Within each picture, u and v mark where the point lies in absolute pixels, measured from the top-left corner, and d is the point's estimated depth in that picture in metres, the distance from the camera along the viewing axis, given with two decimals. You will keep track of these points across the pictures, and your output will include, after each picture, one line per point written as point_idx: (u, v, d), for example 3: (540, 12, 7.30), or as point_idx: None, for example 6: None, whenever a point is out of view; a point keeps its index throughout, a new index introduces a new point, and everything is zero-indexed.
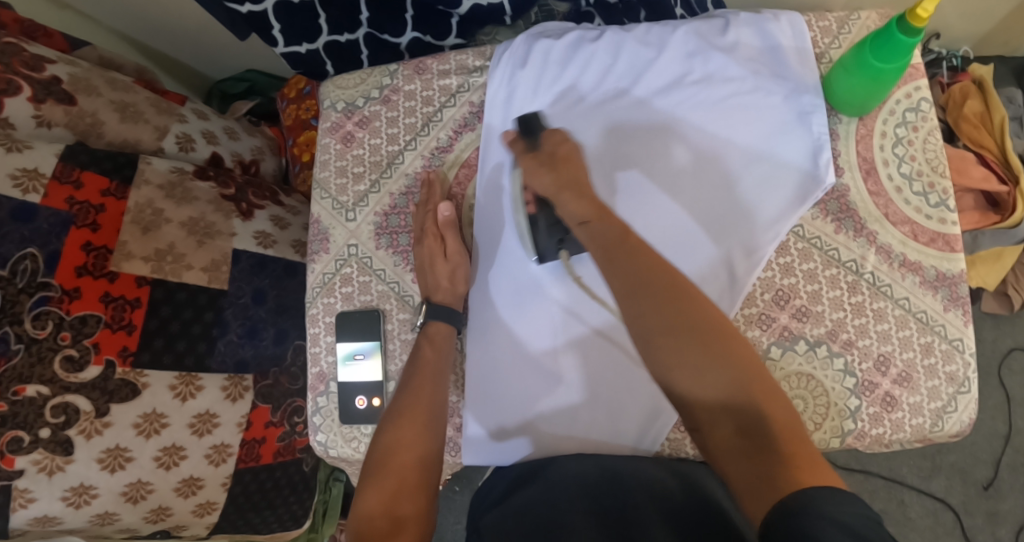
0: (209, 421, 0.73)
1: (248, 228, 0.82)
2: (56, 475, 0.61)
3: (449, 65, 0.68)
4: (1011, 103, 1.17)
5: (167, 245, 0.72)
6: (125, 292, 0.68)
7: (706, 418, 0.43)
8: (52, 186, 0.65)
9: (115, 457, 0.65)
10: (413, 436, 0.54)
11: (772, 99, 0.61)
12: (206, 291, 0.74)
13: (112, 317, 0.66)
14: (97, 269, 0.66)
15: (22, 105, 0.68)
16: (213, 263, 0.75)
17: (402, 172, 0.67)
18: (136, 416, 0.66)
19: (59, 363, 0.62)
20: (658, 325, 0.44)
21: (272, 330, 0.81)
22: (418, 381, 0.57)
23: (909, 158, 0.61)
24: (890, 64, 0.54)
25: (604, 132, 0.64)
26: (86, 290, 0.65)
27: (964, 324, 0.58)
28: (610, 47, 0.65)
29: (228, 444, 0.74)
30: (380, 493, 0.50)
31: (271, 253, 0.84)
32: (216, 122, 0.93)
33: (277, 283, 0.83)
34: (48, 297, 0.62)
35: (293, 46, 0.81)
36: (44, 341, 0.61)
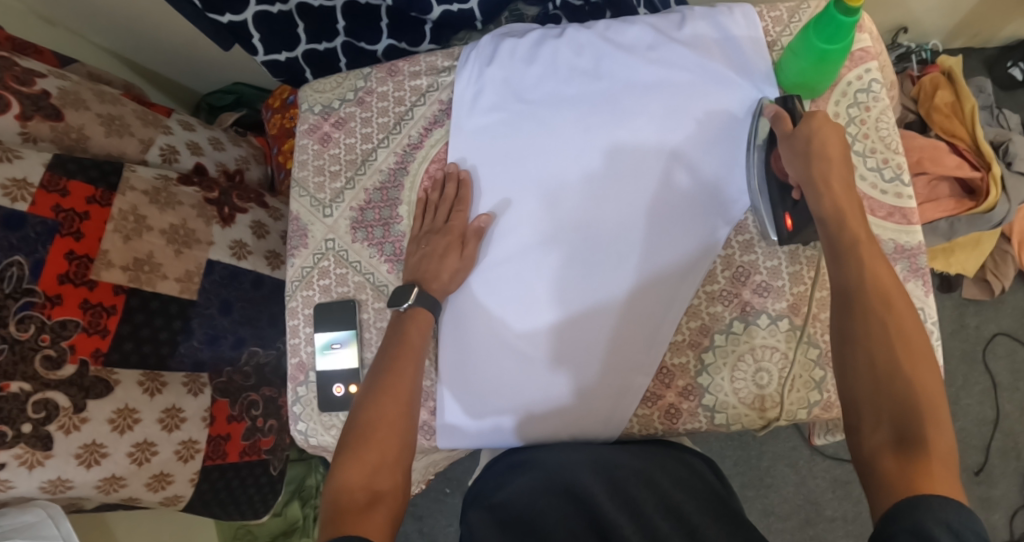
0: (176, 415, 0.76)
1: (225, 237, 0.84)
2: (36, 468, 0.63)
3: (420, 66, 0.71)
4: (981, 93, 1.19)
5: (145, 255, 0.75)
6: (102, 299, 0.70)
7: (869, 417, 0.45)
8: (39, 194, 0.67)
9: (91, 451, 0.67)
10: (395, 414, 0.55)
11: (726, 85, 0.63)
12: (177, 301, 0.77)
13: (90, 322, 0.68)
14: (78, 277, 0.68)
15: (9, 122, 0.71)
16: (186, 275, 0.78)
17: (376, 168, 0.70)
18: (110, 411, 0.69)
19: (39, 363, 0.64)
20: (862, 322, 0.48)
21: (231, 338, 0.83)
22: (400, 363, 0.58)
23: (863, 136, 0.64)
24: (835, 45, 0.56)
25: (570, 122, 0.65)
26: (67, 297, 0.67)
27: (924, 295, 0.60)
28: (572, 43, 0.67)
29: (195, 440, 0.79)
30: (357, 473, 0.51)
31: (245, 265, 0.86)
32: (202, 133, 0.96)
33: (244, 295, 0.85)
34: (32, 303, 0.64)
35: (273, 54, 0.85)
36: (26, 342, 0.63)
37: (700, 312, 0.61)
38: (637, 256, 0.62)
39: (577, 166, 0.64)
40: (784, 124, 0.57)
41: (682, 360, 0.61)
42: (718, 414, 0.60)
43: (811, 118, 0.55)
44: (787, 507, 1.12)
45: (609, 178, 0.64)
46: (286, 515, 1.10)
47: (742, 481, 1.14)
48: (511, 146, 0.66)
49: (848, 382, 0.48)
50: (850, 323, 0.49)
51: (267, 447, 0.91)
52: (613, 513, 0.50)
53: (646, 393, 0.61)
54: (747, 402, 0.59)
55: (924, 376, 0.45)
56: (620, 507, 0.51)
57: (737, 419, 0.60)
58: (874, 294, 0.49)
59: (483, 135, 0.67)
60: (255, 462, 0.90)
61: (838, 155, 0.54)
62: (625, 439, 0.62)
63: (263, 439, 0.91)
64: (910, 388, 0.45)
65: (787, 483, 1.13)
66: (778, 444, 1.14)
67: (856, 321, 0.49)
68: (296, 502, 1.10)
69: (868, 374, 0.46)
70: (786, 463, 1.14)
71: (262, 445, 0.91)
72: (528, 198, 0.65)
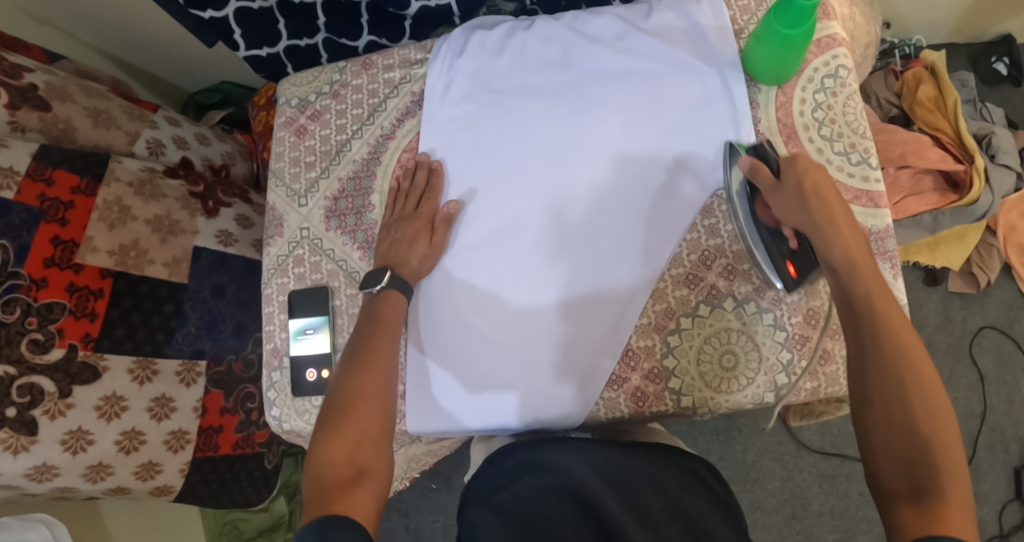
0: (166, 405, 0.77)
1: (211, 226, 0.87)
2: (20, 455, 0.64)
3: (394, 59, 0.72)
4: (964, 87, 1.20)
5: (130, 241, 0.77)
6: (89, 283, 0.72)
7: (886, 465, 0.46)
8: (25, 182, 0.69)
9: (77, 438, 0.68)
10: (370, 399, 0.56)
11: (690, 72, 0.64)
12: (166, 284, 0.80)
13: (76, 305, 0.70)
14: (64, 261, 0.70)
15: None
16: (173, 261, 0.81)
17: (350, 158, 0.71)
18: (97, 399, 0.70)
19: (26, 346, 0.65)
20: (871, 366, 0.49)
21: (231, 323, 0.87)
22: (376, 342, 0.59)
23: (829, 121, 0.64)
24: (798, 29, 0.57)
25: (537, 109, 0.66)
26: (53, 280, 0.68)
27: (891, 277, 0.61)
28: (541, 34, 0.68)
29: (185, 431, 0.80)
30: (335, 459, 0.51)
31: (232, 251, 0.89)
32: (189, 128, 0.98)
33: (236, 280, 0.88)
34: (17, 285, 0.65)
35: (254, 49, 0.86)
36: (12, 324, 0.64)
37: (666, 295, 0.62)
38: (604, 240, 0.63)
39: (545, 152, 0.65)
40: (765, 176, 0.57)
41: (648, 343, 0.62)
42: (684, 397, 0.60)
43: (793, 165, 0.56)
44: (773, 502, 1.12)
45: (576, 163, 0.64)
46: (273, 510, 1.10)
47: (727, 476, 1.14)
48: (480, 134, 0.67)
49: (863, 431, 0.48)
50: (863, 370, 0.49)
51: (260, 439, 0.91)
52: (616, 511, 0.50)
53: (611, 376, 0.61)
54: (710, 384, 0.60)
55: (935, 414, 0.46)
56: (625, 508, 0.51)
57: (702, 402, 0.60)
58: (883, 340, 0.49)
59: (454, 124, 0.68)
60: (249, 455, 0.90)
61: (831, 198, 0.55)
62: (592, 421, 0.62)
63: (257, 432, 0.91)
64: (925, 435, 0.45)
65: (773, 478, 1.13)
66: (763, 438, 1.14)
67: (867, 367, 0.49)
68: (282, 498, 1.10)
69: (881, 423, 0.47)
70: (772, 457, 1.13)
71: (257, 439, 0.91)
72: (498, 185, 0.66)
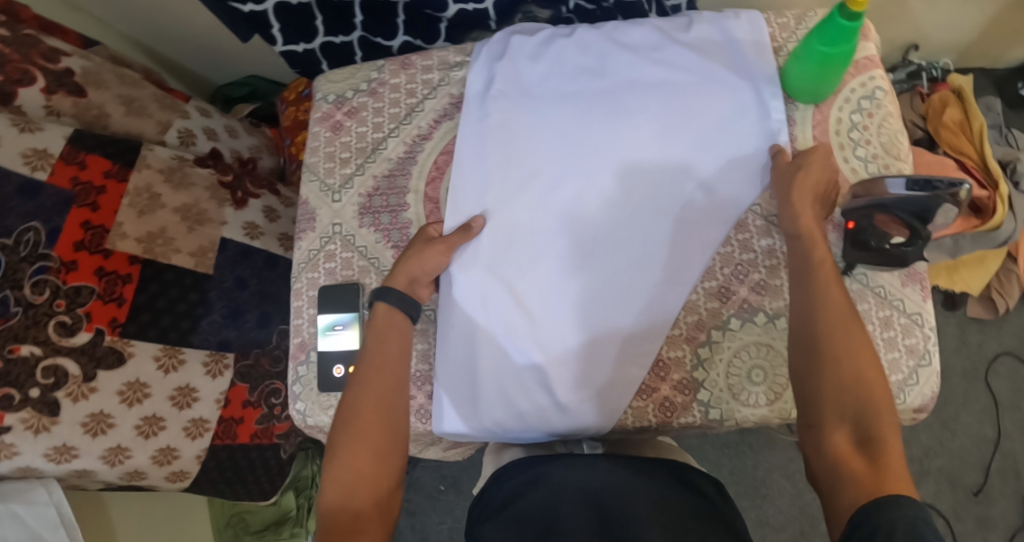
0: (189, 394, 0.78)
1: (238, 217, 0.87)
2: (41, 434, 0.65)
3: (433, 61, 0.72)
4: (990, 112, 1.20)
5: (158, 229, 0.78)
6: (118, 268, 0.74)
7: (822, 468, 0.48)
8: (58, 164, 0.72)
9: (98, 421, 0.69)
10: (371, 424, 0.55)
11: (725, 85, 0.64)
12: (193, 274, 0.80)
13: (105, 290, 0.72)
14: (94, 245, 0.72)
15: (35, 95, 0.75)
16: (200, 250, 0.81)
17: (386, 156, 0.71)
18: (120, 384, 0.71)
19: (53, 328, 0.67)
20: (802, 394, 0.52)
21: (255, 314, 0.86)
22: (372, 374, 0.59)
23: (865, 141, 0.65)
24: (837, 49, 0.58)
25: (573, 115, 0.66)
26: (82, 264, 0.71)
27: (922, 299, 0.61)
28: (579, 43, 0.68)
29: (205, 419, 0.80)
30: (339, 488, 0.52)
31: (257, 244, 0.88)
32: (219, 120, 0.98)
33: (257, 273, 0.87)
34: (47, 267, 0.68)
35: (290, 45, 0.86)
36: (40, 305, 0.67)
37: (697, 307, 0.62)
38: (636, 250, 0.63)
39: (579, 159, 0.65)
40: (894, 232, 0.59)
41: (678, 354, 0.62)
42: (712, 410, 0.60)
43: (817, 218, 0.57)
44: (782, 519, 1.11)
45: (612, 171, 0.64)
46: (281, 504, 1.11)
47: (736, 491, 1.13)
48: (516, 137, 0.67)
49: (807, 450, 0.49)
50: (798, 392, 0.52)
51: (280, 432, 0.88)
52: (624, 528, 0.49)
53: (640, 386, 0.61)
54: (738, 396, 0.60)
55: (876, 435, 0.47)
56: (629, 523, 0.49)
57: (730, 415, 0.60)
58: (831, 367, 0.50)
59: (490, 127, 0.68)
60: (265, 445, 0.88)
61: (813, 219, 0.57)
62: (608, 426, 0.61)
63: (276, 423, 0.88)
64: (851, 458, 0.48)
65: (783, 495, 1.12)
66: (774, 455, 1.14)
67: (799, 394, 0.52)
68: (290, 493, 1.10)
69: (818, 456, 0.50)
70: (783, 474, 1.13)
71: (275, 430, 0.88)
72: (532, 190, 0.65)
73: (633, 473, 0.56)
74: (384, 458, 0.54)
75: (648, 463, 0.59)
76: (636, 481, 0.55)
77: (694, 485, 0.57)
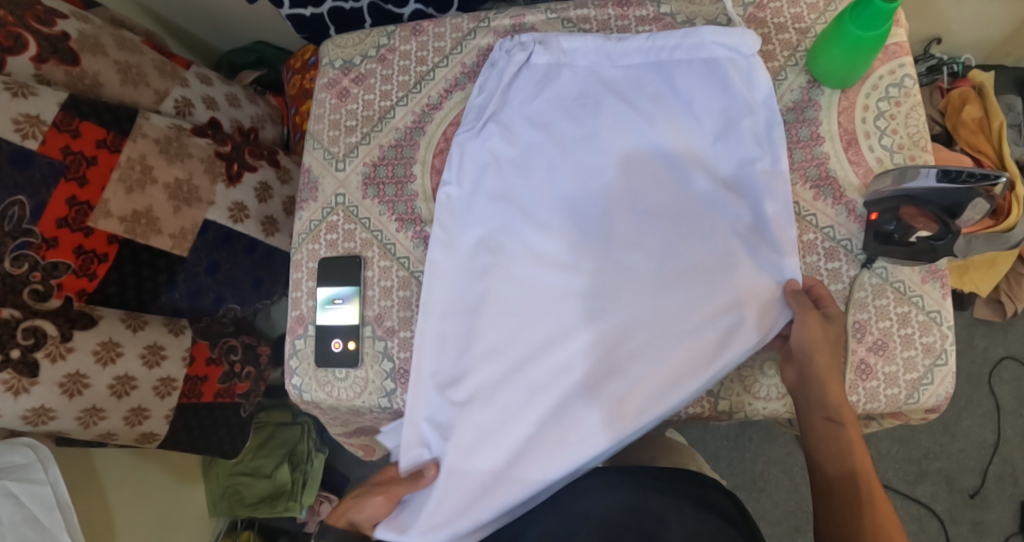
0: (158, 352, 0.77)
1: (226, 198, 0.85)
2: (21, 395, 0.65)
3: (444, 28, 0.69)
4: (1010, 111, 1.17)
5: (144, 209, 0.76)
6: (96, 247, 0.73)
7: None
8: (50, 132, 0.69)
9: (75, 381, 0.69)
10: None
11: (771, 266, 0.58)
12: (167, 255, 0.79)
13: (81, 266, 0.71)
14: (76, 223, 0.71)
15: (23, 64, 0.71)
16: (181, 232, 0.80)
17: (393, 126, 0.68)
18: (95, 343, 0.70)
19: (26, 295, 0.66)
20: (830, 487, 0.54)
21: (212, 296, 0.84)
22: None
23: (891, 130, 0.62)
24: (870, 33, 0.55)
25: (562, 197, 0.62)
26: (63, 241, 0.70)
27: (942, 296, 0.59)
28: (652, 99, 0.62)
29: (174, 378, 0.79)
30: None
31: (240, 228, 0.86)
32: (219, 87, 0.95)
33: (231, 257, 0.86)
34: (29, 243, 0.67)
35: (298, 8, 0.83)
36: (17, 277, 0.66)
37: None
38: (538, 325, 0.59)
39: (576, 244, 0.60)
40: (925, 225, 0.56)
41: None
42: (721, 401, 0.59)
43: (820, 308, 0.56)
44: (777, 513, 1.11)
45: (623, 269, 0.59)
46: (275, 478, 1.11)
47: (734, 482, 1.12)
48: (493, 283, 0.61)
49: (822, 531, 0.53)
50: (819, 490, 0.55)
51: (242, 392, 0.90)
52: None
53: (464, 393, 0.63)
54: (745, 386, 0.59)
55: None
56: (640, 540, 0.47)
57: (739, 407, 0.59)
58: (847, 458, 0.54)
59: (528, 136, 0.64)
60: (228, 404, 0.89)
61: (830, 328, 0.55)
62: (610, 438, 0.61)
63: (238, 384, 0.90)
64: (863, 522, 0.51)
65: (780, 489, 1.11)
66: (774, 449, 1.13)
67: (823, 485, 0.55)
68: (286, 466, 1.11)
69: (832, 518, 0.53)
70: (781, 468, 1.12)
71: (238, 390, 0.90)
72: (524, 231, 0.62)
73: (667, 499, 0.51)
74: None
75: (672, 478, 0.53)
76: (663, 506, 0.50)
77: (722, 511, 0.51)
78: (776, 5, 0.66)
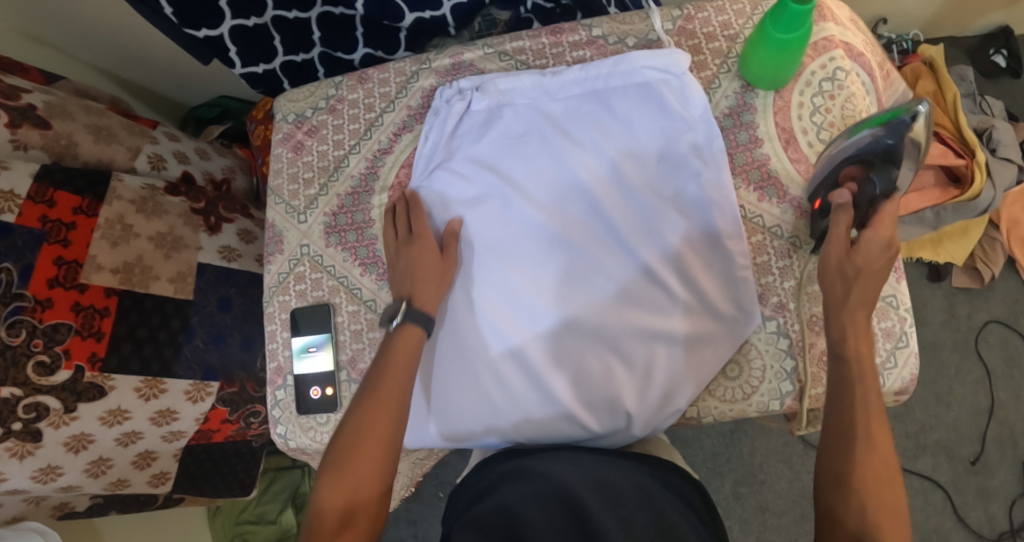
0: (169, 414, 0.77)
1: (214, 242, 0.87)
2: (26, 458, 0.65)
3: (389, 73, 0.71)
4: (963, 81, 1.19)
5: (135, 258, 0.76)
6: (95, 302, 0.70)
7: None
8: (27, 205, 0.67)
9: (79, 441, 0.69)
10: (390, 406, 0.58)
11: (722, 273, 0.60)
12: (172, 301, 0.79)
13: (83, 325, 0.68)
14: (68, 281, 0.68)
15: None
16: (179, 276, 0.80)
17: (348, 174, 0.70)
18: (101, 411, 0.70)
19: (31, 368, 0.64)
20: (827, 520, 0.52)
21: (239, 337, 0.85)
22: (389, 368, 0.59)
23: (828, 125, 0.63)
24: (791, 34, 0.57)
25: (519, 231, 0.64)
26: (58, 301, 0.67)
27: (894, 281, 0.60)
28: (593, 126, 0.64)
29: (183, 430, 0.79)
30: (334, 485, 0.54)
31: (235, 266, 0.89)
32: (188, 143, 0.96)
33: (243, 291, 0.88)
34: (22, 307, 0.64)
35: (250, 66, 0.85)
36: (18, 346, 0.63)
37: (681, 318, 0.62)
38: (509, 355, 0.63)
39: (536, 275, 0.63)
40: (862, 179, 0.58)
41: None
42: (690, 408, 0.62)
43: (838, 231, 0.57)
44: (781, 503, 1.11)
45: (583, 293, 0.62)
46: (281, 522, 1.11)
47: (734, 478, 1.13)
48: (468, 322, 0.64)
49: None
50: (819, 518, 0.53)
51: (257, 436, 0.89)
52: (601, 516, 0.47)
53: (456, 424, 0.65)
54: (711, 389, 0.61)
55: None
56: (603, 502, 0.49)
57: (707, 411, 0.61)
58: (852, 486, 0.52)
59: (479, 176, 0.66)
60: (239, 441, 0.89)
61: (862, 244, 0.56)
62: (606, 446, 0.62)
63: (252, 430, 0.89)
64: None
65: (781, 479, 1.12)
66: (770, 439, 1.14)
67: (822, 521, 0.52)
68: (290, 510, 1.12)
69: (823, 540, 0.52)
70: (779, 458, 1.13)
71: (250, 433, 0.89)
72: (485, 268, 0.65)
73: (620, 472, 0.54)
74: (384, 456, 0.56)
75: (625, 459, 0.57)
76: (614, 475, 0.53)
77: (671, 485, 0.54)
78: (704, 15, 0.68)
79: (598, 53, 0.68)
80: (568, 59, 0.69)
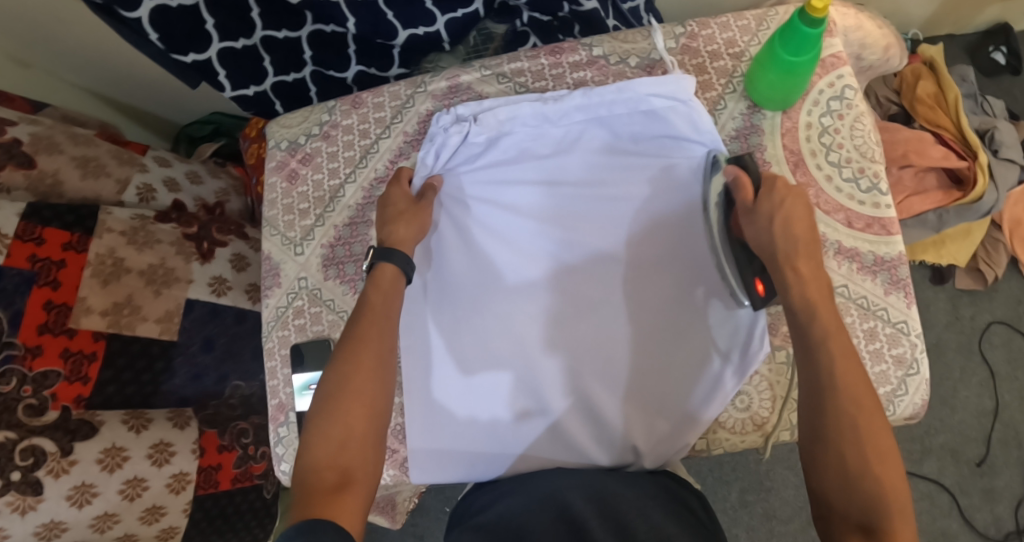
0: (166, 449, 0.73)
1: (205, 273, 0.84)
2: (28, 513, 0.62)
3: (384, 97, 0.69)
4: (964, 81, 1.17)
5: (124, 298, 0.74)
6: (83, 346, 0.70)
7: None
8: (15, 244, 0.66)
9: (82, 492, 0.65)
10: (368, 364, 0.53)
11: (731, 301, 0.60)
12: (158, 342, 0.77)
13: (71, 371, 0.68)
14: (58, 326, 0.68)
15: None
16: (167, 315, 0.78)
17: (345, 204, 0.69)
18: (98, 451, 0.67)
19: (21, 412, 0.63)
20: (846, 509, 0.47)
21: (215, 375, 0.83)
22: (362, 328, 0.56)
23: (837, 146, 0.62)
24: (801, 56, 0.55)
25: (528, 258, 0.63)
26: (48, 347, 0.67)
27: (906, 306, 0.59)
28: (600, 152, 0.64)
29: (186, 472, 0.75)
30: (324, 448, 0.48)
31: (225, 300, 0.85)
32: (179, 167, 0.94)
33: (226, 330, 0.84)
34: (13, 355, 0.64)
35: (241, 89, 0.82)
36: (9, 395, 0.63)
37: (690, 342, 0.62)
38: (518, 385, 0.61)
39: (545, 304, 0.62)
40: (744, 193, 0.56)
41: None
42: (699, 440, 0.60)
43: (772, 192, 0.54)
44: (787, 510, 1.11)
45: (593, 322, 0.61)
46: None
47: (741, 486, 1.13)
48: (474, 353, 0.62)
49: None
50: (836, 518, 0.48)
51: (259, 472, 0.86)
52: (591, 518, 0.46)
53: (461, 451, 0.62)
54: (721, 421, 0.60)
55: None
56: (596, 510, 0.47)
57: (717, 443, 0.60)
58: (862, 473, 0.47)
59: (484, 202, 0.64)
60: (247, 487, 0.84)
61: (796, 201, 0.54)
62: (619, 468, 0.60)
63: (254, 464, 0.86)
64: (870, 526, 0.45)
65: (787, 486, 1.12)
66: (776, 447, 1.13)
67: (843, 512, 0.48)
68: None
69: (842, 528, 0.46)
70: (785, 465, 1.13)
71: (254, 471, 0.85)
72: (492, 296, 0.63)
73: (633, 493, 0.51)
74: (377, 418, 0.52)
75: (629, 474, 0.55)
76: (620, 489, 0.51)
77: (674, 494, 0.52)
78: (708, 32, 0.66)
79: (600, 74, 0.66)
80: (568, 80, 0.67)
